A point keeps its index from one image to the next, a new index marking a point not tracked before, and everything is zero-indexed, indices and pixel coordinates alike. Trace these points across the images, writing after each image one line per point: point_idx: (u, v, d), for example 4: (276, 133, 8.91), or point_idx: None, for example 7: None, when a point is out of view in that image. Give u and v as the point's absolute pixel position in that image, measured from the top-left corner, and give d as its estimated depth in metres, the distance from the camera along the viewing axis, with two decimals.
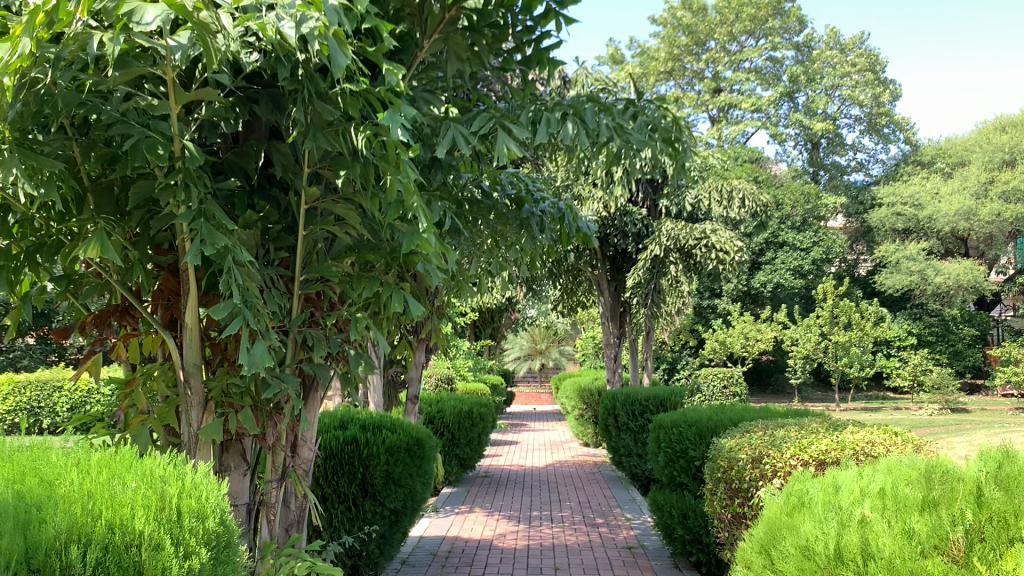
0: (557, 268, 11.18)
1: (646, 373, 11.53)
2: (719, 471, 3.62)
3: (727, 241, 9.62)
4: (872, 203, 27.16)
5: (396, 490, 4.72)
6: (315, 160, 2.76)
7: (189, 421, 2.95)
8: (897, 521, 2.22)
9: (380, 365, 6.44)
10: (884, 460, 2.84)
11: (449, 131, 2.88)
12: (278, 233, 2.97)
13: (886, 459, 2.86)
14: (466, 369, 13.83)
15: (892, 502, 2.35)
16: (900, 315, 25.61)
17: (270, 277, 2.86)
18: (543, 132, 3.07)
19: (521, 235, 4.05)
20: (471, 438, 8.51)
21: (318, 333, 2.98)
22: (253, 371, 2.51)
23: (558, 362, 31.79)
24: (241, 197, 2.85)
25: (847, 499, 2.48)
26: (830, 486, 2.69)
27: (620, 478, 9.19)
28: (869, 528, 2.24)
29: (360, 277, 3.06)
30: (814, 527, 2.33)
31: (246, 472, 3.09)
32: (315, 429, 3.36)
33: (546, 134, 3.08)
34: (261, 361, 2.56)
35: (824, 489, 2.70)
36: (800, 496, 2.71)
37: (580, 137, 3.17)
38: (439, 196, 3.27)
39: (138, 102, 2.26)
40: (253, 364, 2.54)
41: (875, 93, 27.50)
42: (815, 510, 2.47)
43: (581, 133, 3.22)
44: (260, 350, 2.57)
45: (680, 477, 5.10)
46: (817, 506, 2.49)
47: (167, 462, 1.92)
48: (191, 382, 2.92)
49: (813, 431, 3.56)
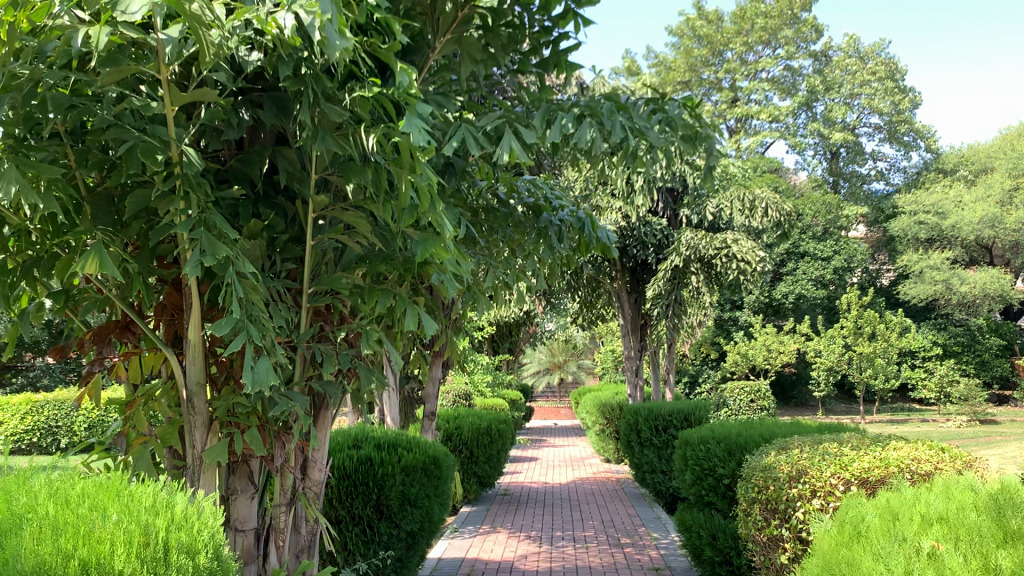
0: (576, 280, 11.03)
1: (668, 388, 11.29)
2: (753, 491, 3.43)
3: (750, 251, 9.38)
4: (894, 211, 26.82)
5: (412, 512, 4.55)
6: (323, 165, 2.62)
7: (193, 442, 2.80)
8: (973, 554, 2.01)
9: (396, 381, 6.29)
10: (940, 482, 2.63)
11: (459, 131, 2.73)
12: (284, 244, 2.83)
13: (943, 481, 2.65)
14: (485, 384, 13.66)
15: (963, 532, 2.15)
16: (924, 326, 25.21)
17: (276, 289, 2.72)
18: (559, 133, 2.91)
19: (540, 245, 3.88)
20: (490, 455, 8.32)
21: (327, 349, 2.83)
22: (257, 389, 2.35)
23: (576, 376, 31.54)
24: (245, 206, 2.71)
25: (909, 528, 2.28)
26: (886, 512, 2.48)
27: (644, 495, 8.97)
28: (941, 562, 2.03)
29: (371, 289, 2.91)
30: (878, 561, 2.13)
31: (253, 496, 2.93)
32: (326, 449, 3.20)
33: (562, 136, 2.92)
34: (265, 379, 2.39)
35: (879, 515, 2.50)
36: (855, 523, 2.51)
37: (597, 138, 3.00)
38: (453, 203, 3.11)
39: (133, 102, 2.16)
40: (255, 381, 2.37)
41: (895, 101, 27.23)
42: (875, 541, 2.26)
43: (598, 134, 3.05)
44: (264, 366, 2.40)
45: (709, 497, 4.89)
46: (875, 536, 2.29)
47: (156, 490, 1.76)
48: (194, 402, 2.77)
49: (853, 448, 3.37)
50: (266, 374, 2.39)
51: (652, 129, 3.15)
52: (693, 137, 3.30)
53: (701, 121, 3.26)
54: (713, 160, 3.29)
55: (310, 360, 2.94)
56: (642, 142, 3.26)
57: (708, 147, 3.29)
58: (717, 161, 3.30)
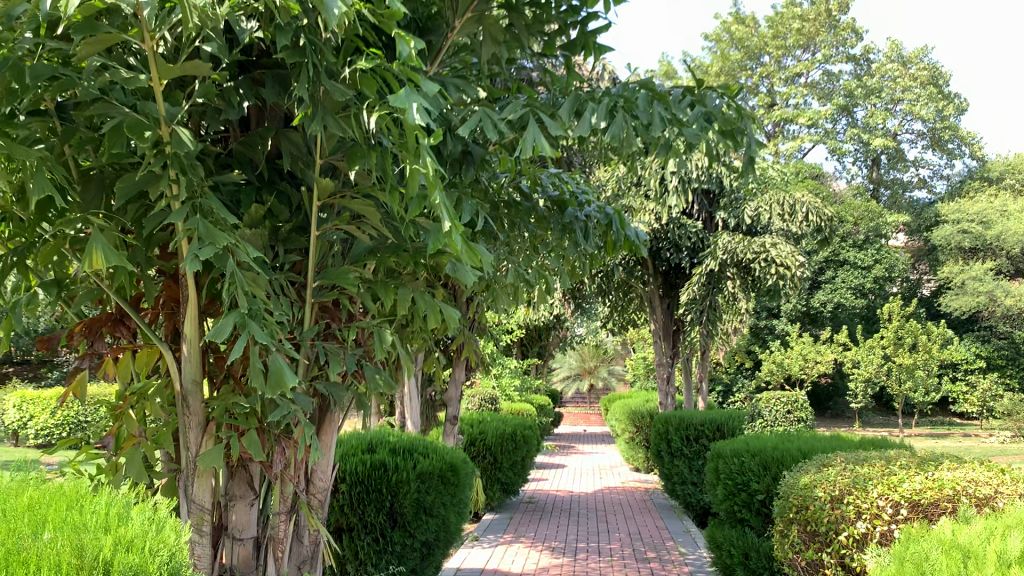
0: (607, 283, 10.78)
1: (701, 396, 10.99)
2: (791, 511, 3.21)
3: (789, 255, 9.07)
4: (936, 220, 26.17)
5: (428, 521, 4.36)
6: (328, 150, 2.44)
7: (188, 444, 2.62)
8: None
9: (418, 381, 6.10)
10: (1012, 516, 2.38)
11: (478, 117, 2.51)
12: (287, 233, 2.63)
13: (1014, 515, 2.39)
14: (512, 388, 13.45)
15: None
16: (966, 338, 24.56)
17: (278, 282, 2.53)
18: (588, 123, 2.66)
19: (564, 243, 3.66)
20: (515, 462, 8.09)
21: (335, 347, 2.65)
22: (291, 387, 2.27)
23: (607, 382, 31.20)
24: (245, 192, 2.52)
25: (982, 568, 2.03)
26: (952, 545, 2.23)
27: (674, 507, 8.69)
28: None
29: (381, 285, 2.71)
30: None
31: (253, 503, 2.76)
32: (332, 454, 3.01)
33: (592, 127, 2.67)
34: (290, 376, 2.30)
35: (948, 553, 2.19)
36: (916, 559, 2.26)
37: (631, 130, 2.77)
38: (470, 194, 2.91)
39: (118, 71, 1.98)
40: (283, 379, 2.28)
41: (939, 107, 26.59)
42: None
43: (632, 127, 2.80)
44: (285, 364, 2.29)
45: (741, 513, 4.63)
46: None
47: (118, 503, 1.60)
48: (190, 402, 2.59)
49: (899, 467, 3.10)
50: (287, 372, 2.30)
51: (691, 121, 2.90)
52: (731, 131, 3.03)
53: (742, 112, 3.01)
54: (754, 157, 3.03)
55: (315, 358, 2.76)
56: (679, 135, 3.00)
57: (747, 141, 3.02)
58: (756, 157, 3.03)
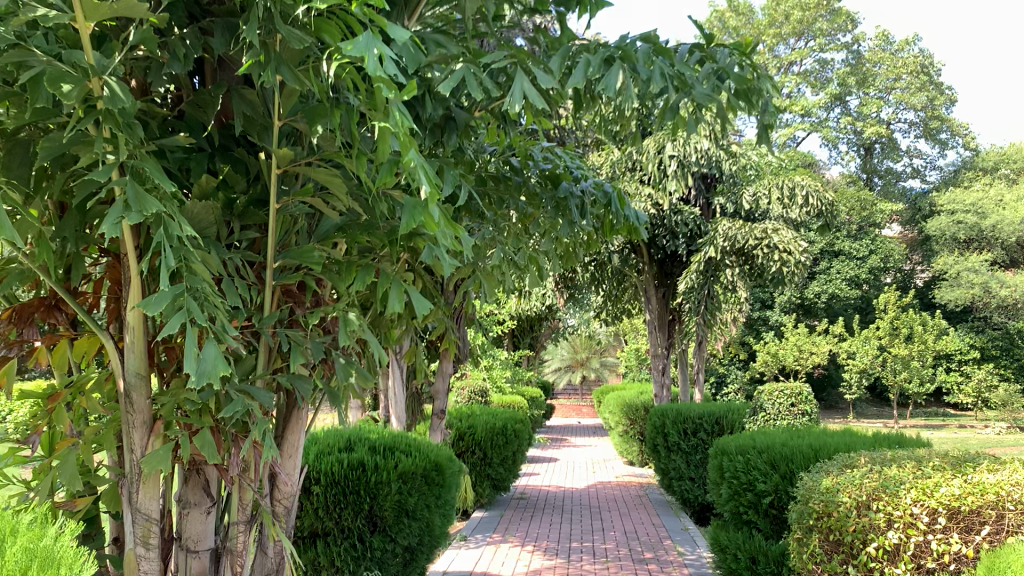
0: (600, 273, 10.53)
1: (696, 388, 10.71)
2: (812, 517, 3.45)
3: (791, 241, 8.81)
4: (931, 210, 26.02)
5: (410, 525, 4.13)
6: (285, 108, 2.12)
7: (133, 445, 2.31)
8: None
9: (402, 374, 5.81)
10: None
11: (456, 73, 2.15)
12: (243, 207, 2.33)
13: None
14: (504, 380, 13.17)
15: None
16: (961, 328, 24.41)
17: (232, 260, 2.21)
18: (581, 74, 2.26)
19: (558, 221, 3.33)
20: (506, 457, 7.81)
21: (299, 335, 2.33)
22: (206, 379, 1.69)
23: (599, 373, 31.01)
24: (197, 159, 2.22)
25: None
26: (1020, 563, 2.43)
27: (670, 503, 8.43)
28: None
29: (350, 265, 2.39)
30: None
31: (208, 511, 2.46)
32: (299, 456, 2.69)
33: (586, 81, 2.26)
34: (216, 366, 1.75)
35: None
36: None
37: (627, 87, 2.33)
38: (451, 164, 2.59)
39: (30, 10, 1.66)
40: (201, 372, 1.72)
41: (931, 97, 26.40)
42: None
43: (630, 84, 2.37)
44: (211, 349, 1.77)
45: (747, 514, 4.59)
46: None
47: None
48: (133, 398, 2.28)
49: (933, 469, 3.33)
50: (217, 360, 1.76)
51: (699, 79, 2.48)
52: (745, 92, 2.59)
53: (758, 71, 2.55)
54: (770, 121, 2.61)
55: (277, 350, 2.44)
56: (687, 98, 2.61)
57: (762, 102, 2.60)
58: (771, 121, 2.61)
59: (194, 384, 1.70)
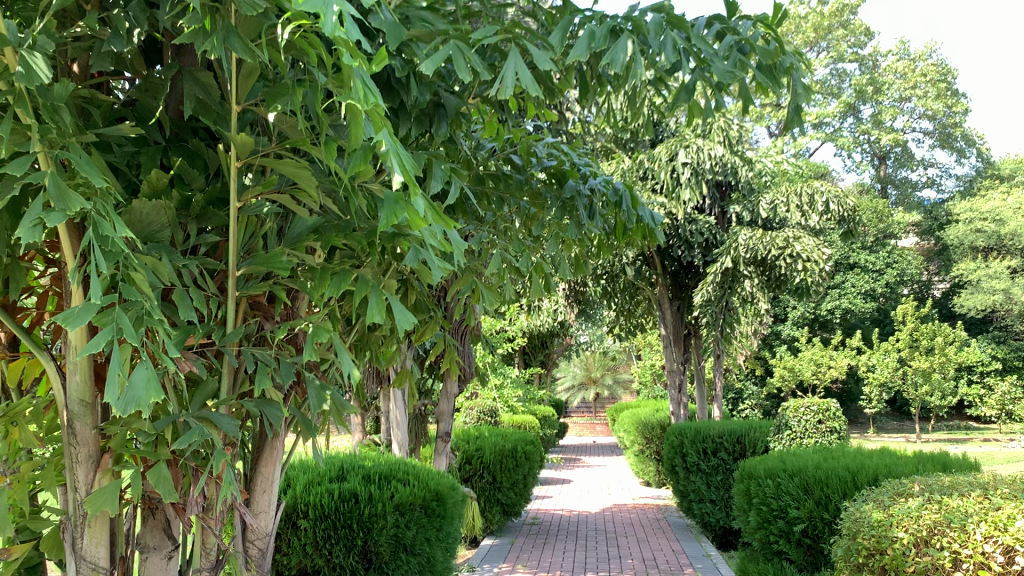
0: (612, 286, 10.19)
1: (715, 405, 10.30)
2: (859, 557, 3.48)
3: (814, 249, 8.49)
4: (948, 219, 25.61)
5: (408, 561, 3.91)
6: (244, 92, 1.83)
7: (78, 482, 2.01)
8: None
9: (403, 396, 5.51)
10: None
11: (442, 48, 1.73)
12: (202, 206, 2.01)
13: None
14: (515, 398, 12.84)
15: None
16: (982, 339, 23.94)
17: (187, 266, 1.91)
18: (582, 48, 1.86)
19: (564, 222, 3.01)
20: (516, 481, 7.46)
21: (267, 354, 2.02)
22: (127, 412, 1.44)
23: (612, 390, 30.54)
24: (147, 153, 1.95)
25: None
26: None
27: (690, 526, 8.06)
28: None
29: (325, 271, 2.06)
30: None
31: (169, 554, 2.15)
32: (276, 490, 2.38)
33: (589, 56, 1.86)
34: (147, 395, 1.48)
35: None
36: None
37: (638, 63, 1.96)
38: (441, 155, 2.27)
39: None
40: (129, 400, 1.46)
41: (947, 105, 26.03)
42: None
43: (642, 59, 2.00)
44: (141, 376, 1.50)
45: (778, 544, 4.70)
46: None
47: None
48: (76, 428, 1.97)
49: (1002, 498, 3.24)
50: (147, 388, 1.50)
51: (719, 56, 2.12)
52: (772, 69, 2.26)
53: (786, 46, 2.22)
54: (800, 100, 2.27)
55: (244, 372, 2.14)
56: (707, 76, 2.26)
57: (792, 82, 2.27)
58: (803, 102, 2.28)
59: (120, 414, 1.44)
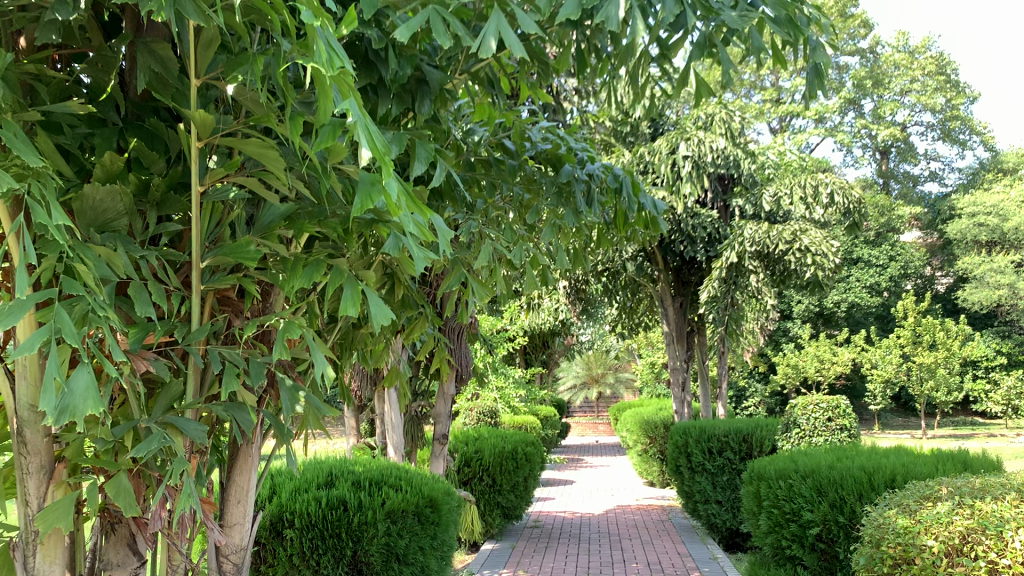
0: (614, 283, 10.01)
1: (719, 404, 10.13)
2: (884, 564, 3.33)
3: (822, 242, 8.42)
4: (951, 213, 25.46)
5: (400, 571, 3.77)
6: (203, 64, 1.65)
7: (28, 495, 1.82)
8: None
9: (398, 398, 5.36)
10: None
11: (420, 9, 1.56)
12: (162, 192, 1.82)
13: None
14: (516, 398, 12.68)
15: None
16: (987, 334, 23.78)
17: (145, 257, 1.72)
18: (573, 4, 1.69)
19: (561, 209, 2.85)
20: (517, 484, 7.29)
21: (235, 354, 1.83)
22: (61, 420, 1.26)
23: (615, 389, 30.31)
24: (101, 134, 1.78)
25: None
26: None
27: (696, 528, 7.89)
28: None
29: (299, 261, 1.87)
30: None
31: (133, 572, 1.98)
32: (252, 501, 2.20)
33: (580, 12, 1.68)
34: (84, 404, 1.31)
35: None
36: None
37: (637, 17, 1.79)
38: (425, 134, 2.09)
39: None
40: (65, 407, 1.29)
41: (949, 97, 25.86)
42: None
43: (641, 13, 1.82)
44: (80, 380, 1.33)
45: (791, 549, 4.56)
46: None
47: None
48: (26, 437, 1.79)
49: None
50: (84, 396, 1.32)
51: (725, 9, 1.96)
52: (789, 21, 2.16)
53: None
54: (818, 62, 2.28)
55: (212, 373, 1.96)
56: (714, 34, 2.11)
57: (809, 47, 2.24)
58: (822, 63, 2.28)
59: (54, 424, 1.27)
